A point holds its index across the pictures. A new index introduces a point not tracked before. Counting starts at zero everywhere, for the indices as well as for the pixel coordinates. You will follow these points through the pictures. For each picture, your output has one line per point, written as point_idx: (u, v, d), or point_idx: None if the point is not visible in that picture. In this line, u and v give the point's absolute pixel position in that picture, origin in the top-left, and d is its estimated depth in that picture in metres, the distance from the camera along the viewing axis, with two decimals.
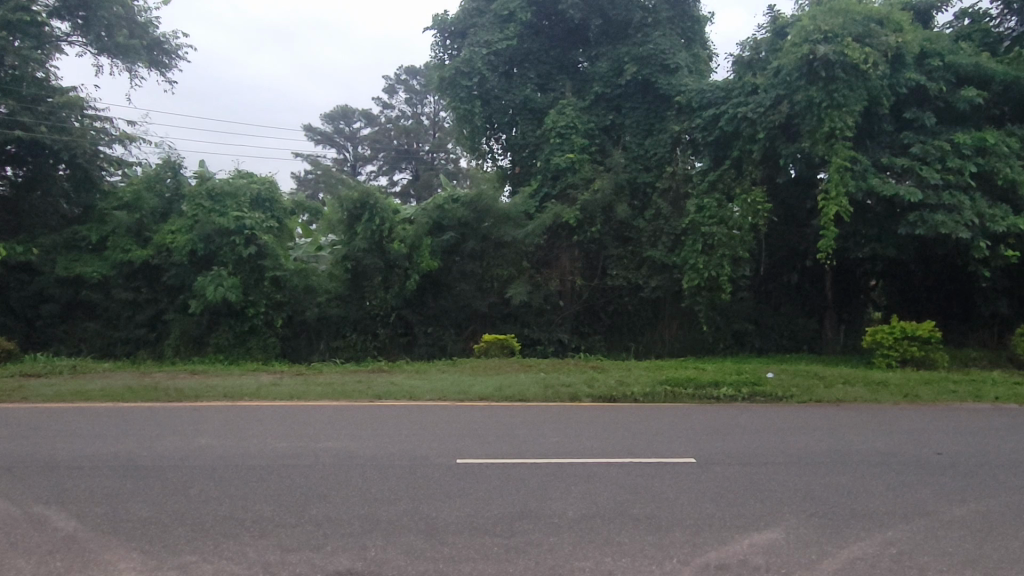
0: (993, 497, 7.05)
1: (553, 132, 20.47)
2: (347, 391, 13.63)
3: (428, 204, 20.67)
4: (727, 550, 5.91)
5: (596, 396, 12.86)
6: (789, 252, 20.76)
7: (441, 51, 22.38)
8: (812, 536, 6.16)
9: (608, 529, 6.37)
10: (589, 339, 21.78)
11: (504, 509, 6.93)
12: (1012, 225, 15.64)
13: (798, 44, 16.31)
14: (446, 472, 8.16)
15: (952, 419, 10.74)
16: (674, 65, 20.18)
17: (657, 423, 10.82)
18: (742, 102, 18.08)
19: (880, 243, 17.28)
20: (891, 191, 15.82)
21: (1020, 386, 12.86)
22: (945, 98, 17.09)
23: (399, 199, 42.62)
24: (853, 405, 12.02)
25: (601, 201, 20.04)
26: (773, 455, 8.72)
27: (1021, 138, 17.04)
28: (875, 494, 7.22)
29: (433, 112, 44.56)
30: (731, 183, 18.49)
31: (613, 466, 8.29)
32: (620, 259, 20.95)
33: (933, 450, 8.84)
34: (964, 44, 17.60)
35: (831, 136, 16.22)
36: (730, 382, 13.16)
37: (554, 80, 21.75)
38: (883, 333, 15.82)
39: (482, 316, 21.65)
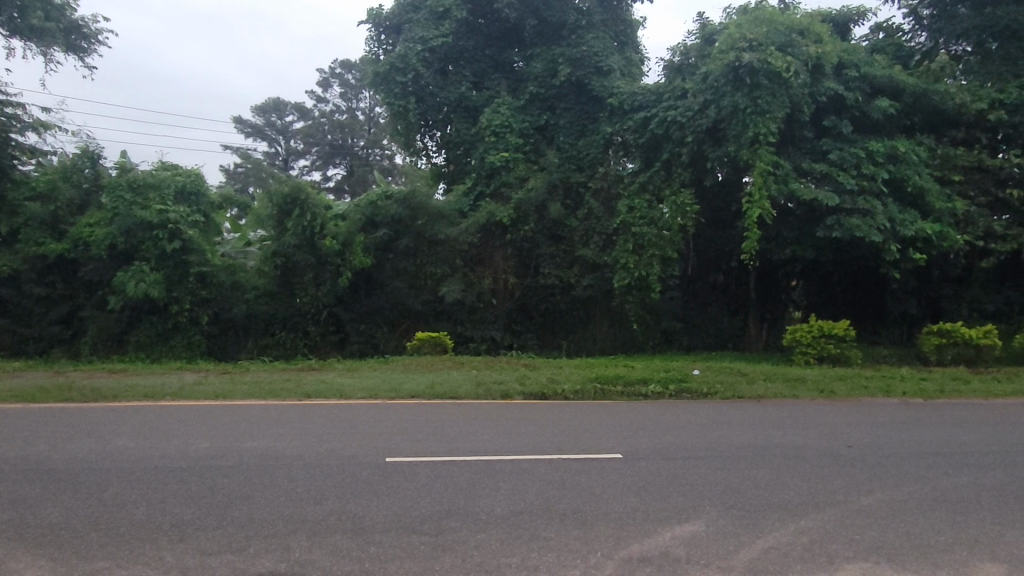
0: (896, 487, 7.46)
1: (487, 131, 20.51)
2: (274, 389, 13.35)
3: (361, 200, 20.43)
4: (649, 543, 6.06)
5: (528, 394, 12.98)
6: (716, 253, 21.40)
7: (375, 46, 22.13)
8: (731, 528, 6.38)
9: (535, 525, 6.44)
10: (521, 336, 21.94)
11: (432, 507, 6.92)
12: (921, 229, 16.53)
13: (725, 51, 16.85)
14: (373, 471, 8.10)
15: (865, 414, 11.28)
16: (607, 68, 20.46)
17: (585, 419, 10.99)
18: (672, 106, 18.49)
19: (800, 245, 17.98)
20: (809, 195, 16.50)
21: (925, 381, 13.62)
22: (861, 108, 17.92)
23: (332, 194, 41.93)
24: (773, 401, 12.51)
25: (534, 201, 20.21)
26: (696, 450, 8.99)
27: (928, 147, 18.16)
28: (790, 486, 7.53)
29: (368, 107, 43.94)
30: (660, 184, 18.91)
31: (540, 462, 8.39)
32: (553, 258, 21.13)
33: (845, 443, 9.27)
34: (878, 57, 18.51)
35: (755, 141, 16.76)
36: (658, 379, 13.48)
37: (489, 78, 21.80)
38: (802, 332, 16.50)
39: (415, 314, 21.51)
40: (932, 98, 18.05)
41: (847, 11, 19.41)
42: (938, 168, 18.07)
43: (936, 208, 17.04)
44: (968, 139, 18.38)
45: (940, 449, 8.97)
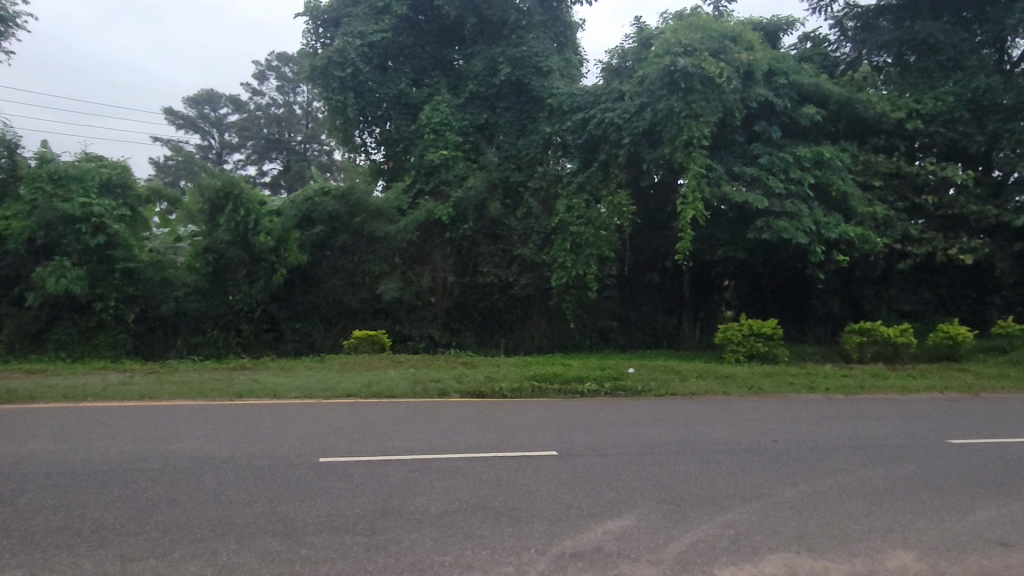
0: (817, 479, 7.78)
1: (427, 128, 20.41)
2: (204, 389, 12.98)
3: (296, 196, 20.04)
4: (582, 538, 6.16)
5: (465, 392, 12.98)
6: (651, 253, 21.82)
7: (312, 39, 21.74)
8: (661, 522, 6.53)
9: (469, 523, 6.46)
10: (460, 334, 21.86)
11: (367, 507, 6.86)
12: (844, 232, 17.23)
13: (661, 55, 17.19)
14: (306, 472, 7.95)
15: (790, 409, 11.68)
16: (546, 68, 20.55)
17: (522, 417, 11.06)
18: (610, 107, 18.77)
19: (732, 246, 18.50)
20: (741, 198, 16.98)
21: (847, 378, 14.21)
22: (789, 114, 18.54)
23: (268, 188, 41.00)
24: (704, 397, 12.84)
25: (473, 199, 20.21)
26: (629, 446, 9.17)
27: (852, 153, 18.84)
28: (718, 480, 7.75)
29: (306, 101, 43.03)
30: (598, 185, 19.18)
31: (477, 460, 8.40)
32: (492, 256, 21.15)
33: (771, 438, 9.59)
34: (806, 65, 19.19)
35: (689, 144, 17.15)
36: (594, 377, 13.67)
37: (429, 75, 21.69)
38: (733, 330, 17.01)
39: (352, 312, 21.24)
40: (855, 106, 18.83)
41: (777, 20, 20.04)
42: (860, 174, 18.80)
43: (859, 212, 17.80)
44: (887, 147, 19.49)
45: (858, 442, 9.40)
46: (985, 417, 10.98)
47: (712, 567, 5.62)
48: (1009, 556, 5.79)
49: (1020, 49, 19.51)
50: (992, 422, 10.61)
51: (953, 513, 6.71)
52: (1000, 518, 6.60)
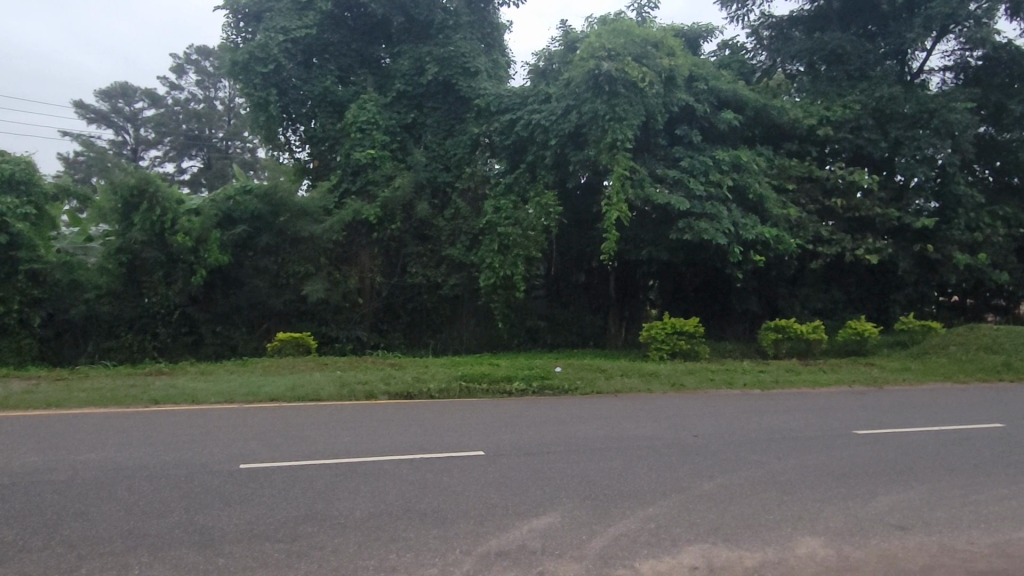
0: (734, 471, 8.07)
1: (353, 126, 20.12)
2: (118, 396, 12.45)
3: (216, 195, 19.41)
4: (507, 537, 6.20)
5: (393, 393, 12.87)
6: (578, 254, 22.16)
7: (233, 33, 21.12)
8: (584, 518, 6.64)
9: (394, 526, 6.41)
10: (388, 335, 21.65)
11: (289, 513, 6.73)
12: (760, 233, 17.88)
13: (586, 58, 17.50)
14: (224, 479, 7.72)
15: (710, 405, 12.07)
16: (474, 69, 20.57)
17: (449, 418, 11.04)
18: (537, 109, 18.94)
19: (655, 247, 18.95)
20: (663, 199, 17.41)
21: (764, 374, 14.76)
22: (709, 119, 19.12)
23: (187, 187, 39.56)
24: (628, 395, 13.11)
25: (401, 200, 20.04)
26: (555, 444, 9.28)
27: (767, 157, 19.58)
28: (639, 475, 7.94)
29: (228, 97, 41.69)
30: (525, 186, 19.32)
31: (402, 463, 8.34)
32: (420, 257, 21.00)
33: (692, 433, 9.89)
34: (724, 72, 19.81)
35: (613, 147, 17.49)
36: (522, 376, 13.78)
37: (355, 73, 21.40)
38: (657, 329, 17.43)
39: (277, 313, 20.74)
40: (770, 112, 19.58)
41: (697, 27, 20.66)
42: (775, 177, 19.51)
43: (774, 214, 18.53)
44: (800, 152, 20.34)
45: (773, 435, 9.80)
46: (887, 408, 11.63)
47: (633, 560, 5.76)
48: (907, 539, 6.15)
49: (919, 61, 20.86)
50: (893, 413, 11.26)
51: (857, 500, 7.08)
52: (901, 503, 7.00)
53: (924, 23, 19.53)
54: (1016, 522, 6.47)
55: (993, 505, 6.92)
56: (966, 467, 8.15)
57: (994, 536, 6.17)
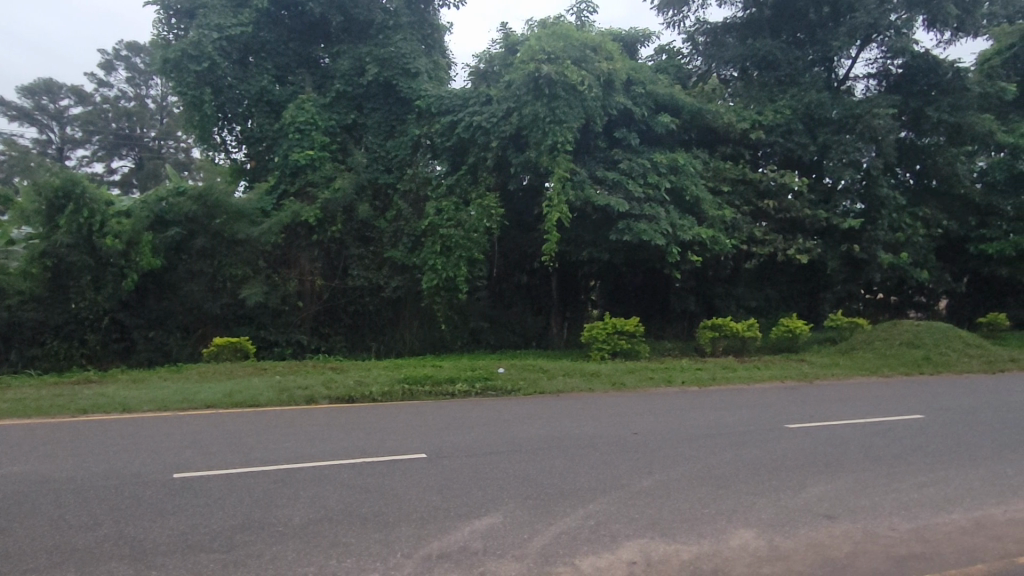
0: (672, 467, 8.27)
1: (291, 127, 19.77)
2: (42, 406, 11.94)
3: (148, 196, 18.82)
4: (449, 538, 6.21)
5: (334, 397, 12.71)
6: (520, 255, 22.29)
7: (164, 29, 20.50)
8: (525, 518, 6.71)
9: (334, 532, 6.34)
10: (329, 338, 21.36)
11: (225, 521, 6.59)
12: (697, 234, 18.31)
13: (526, 61, 17.63)
14: (157, 490, 7.49)
15: (650, 403, 12.32)
16: (415, 70, 20.46)
17: (390, 421, 10.98)
18: (478, 111, 18.98)
19: (596, 248, 19.22)
20: (603, 201, 17.65)
21: (702, 371, 15.13)
22: (647, 122, 19.48)
23: (118, 188, 38.19)
24: (570, 395, 13.26)
25: (341, 201, 19.80)
26: (497, 445, 9.33)
27: (703, 160, 20.06)
28: (580, 473, 8.06)
29: (160, 95, 40.40)
30: (467, 187, 19.33)
31: (343, 467, 8.25)
32: (361, 259, 20.78)
33: (631, 431, 10.09)
34: (661, 76, 20.22)
35: (554, 149, 17.65)
36: (465, 378, 13.78)
37: (293, 73, 21.06)
38: (598, 329, 17.69)
39: (213, 318, 20.22)
40: (705, 116, 20.08)
41: (634, 32, 21.05)
42: (711, 180, 20.01)
43: (710, 215, 19.01)
44: (734, 155, 20.92)
45: (709, 430, 10.07)
46: (816, 402, 12.08)
47: (573, 557, 5.84)
48: (833, 527, 6.41)
49: (845, 68, 21.70)
50: (821, 407, 11.71)
51: (788, 492, 7.35)
52: (828, 493, 7.30)
53: (849, 32, 20.33)
54: (934, 507, 6.82)
55: (913, 492, 7.28)
56: (889, 457, 8.54)
57: (914, 522, 6.48)
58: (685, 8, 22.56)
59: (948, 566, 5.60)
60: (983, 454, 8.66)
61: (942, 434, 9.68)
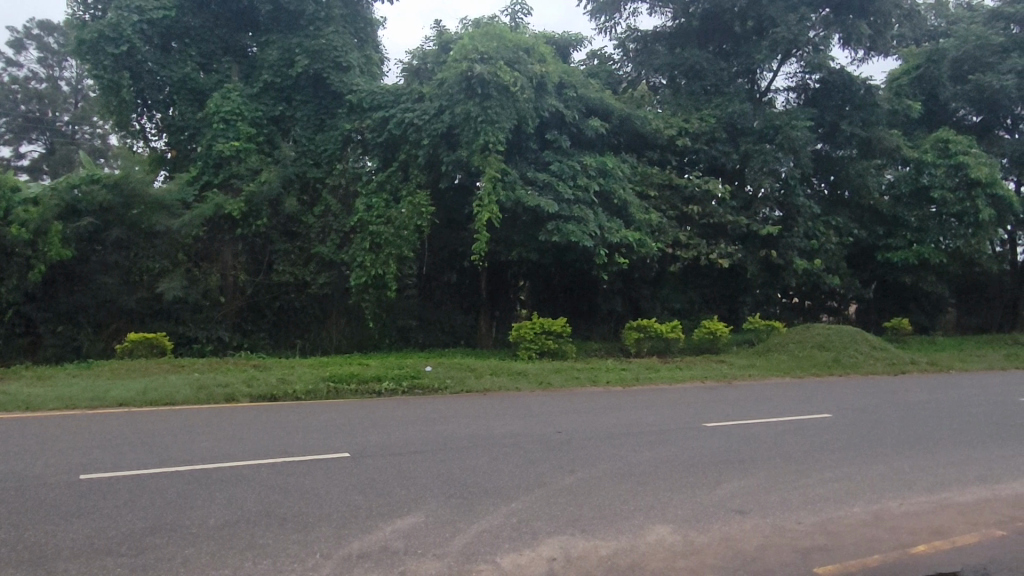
0: (594, 465, 8.42)
1: (215, 116, 19.18)
2: None
3: (59, 183, 17.76)
4: (370, 538, 6.16)
5: (255, 396, 12.38)
6: (450, 254, 22.23)
7: (80, 8, 19.48)
8: (447, 516, 6.72)
9: (251, 533, 6.20)
10: (252, 336, 20.83)
11: (135, 524, 6.35)
12: (624, 237, 18.63)
13: (459, 60, 17.60)
14: (61, 491, 7.16)
15: (575, 402, 12.50)
16: (346, 64, 20.16)
17: (313, 420, 10.77)
18: (409, 108, 18.87)
19: (525, 248, 19.36)
20: (533, 202, 17.77)
21: (626, 371, 15.48)
22: (577, 126, 19.72)
23: (26, 173, 36.15)
24: (497, 394, 13.33)
25: (267, 194, 19.30)
26: (422, 443, 9.31)
27: (631, 165, 20.46)
28: (503, 472, 8.11)
29: (75, 77, 38.41)
30: (398, 184, 19.12)
31: (262, 467, 8.06)
32: (287, 254, 20.37)
33: (556, 429, 10.22)
34: (592, 80, 20.50)
35: (485, 148, 17.67)
36: (391, 376, 13.66)
37: (218, 61, 20.42)
38: (526, 328, 17.85)
39: (127, 312, 19.55)
40: (634, 122, 20.50)
41: (567, 36, 21.31)
42: (639, 184, 20.43)
43: (637, 218, 19.39)
44: (661, 161, 21.48)
45: (629, 429, 10.32)
46: (732, 402, 12.52)
47: (494, 555, 5.89)
48: (743, 522, 6.67)
49: (766, 81, 22.51)
50: (737, 406, 12.15)
51: (703, 488, 7.60)
52: (741, 489, 7.59)
53: (771, 46, 21.13)
54: (837, 501, 7.19)
55: (819, 487, 7.65)
56: (799, 454, 8.95)
57: (818, 516, 6.81)
58: (617, 14, 22.96)
59: (849, 556, 5.91)
60: (883, 450, 9.17)
61: (846, 432, 10.21)
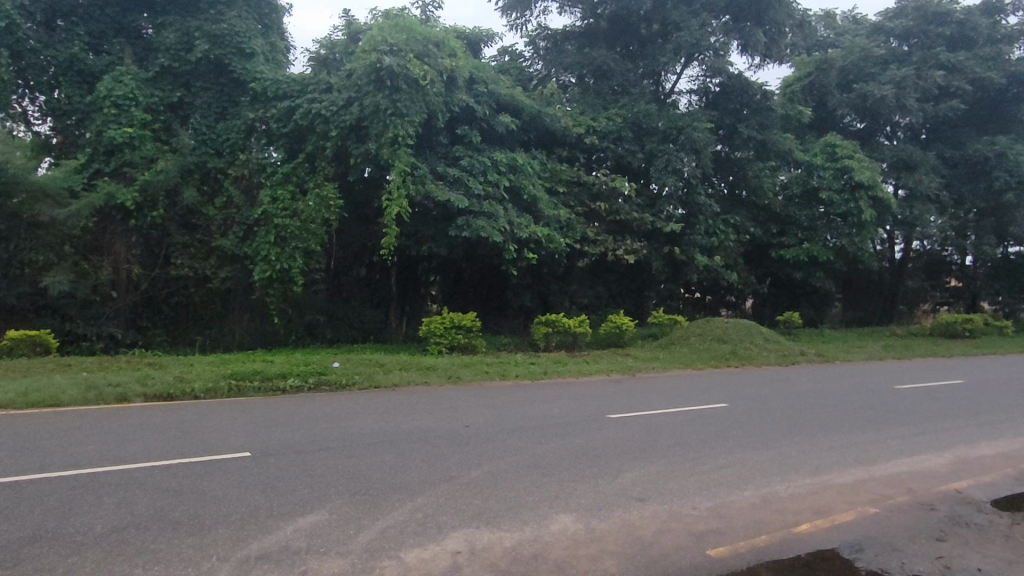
0: (500, 458, 8.51)
1: (106, 101, 18.20)
2: None
3: None
4: (269, 539, 6.00)
5: (150, 396, 11.81)
6: (359, 248, 21.90)
7: None
8: (350, 513, 6.64)
9: (142, 539, 5.93)
10: (148, 333, 20.15)
11: (12, 534, 5.96)
12: (533, 233, 18.80)
13: (368, 51, 17.35)
14: None
15: (482, 396, 12.60)
16: (249, 50, 19.42)
17: (212, 419, 10.35)
18: (317, 98, 18.37)
19: (436, 243, 19.26)
20: (443, 197, 17.71)
21: (534, 365, 15.70)
22: (488, 121, 19.73)
23: None
24: (405, 388, 13.28)
25: (164, 184, 18.42)
26: (327, 441, 9.13)
27: (541, 161, 20.69)
28: (409, 467, 8.07)
29: None
30: (304, 176, 18.61)
31: (155, 470, 7.70)
32: (186, 247, 19.54)
33: (464, 424, 10.25)
34: (503, 77, 20.56)
35: (394, 142, 17.42)
36: (296, 373, 13.33)
37: (109, 42, 19.41)
38: (436, 323, 17.79)
39: (7, 309, 18.43)
40: (544, 119, 20.74)
41: (478, 31, 21.33)
42: (548, 180, 20.71)
43: (547, 215, 19.60)
44: (570, 157, 21.89)
45: (537, 421, 10.48)
46: (635, 394, 12.92)
47: (399, 551, 5.86)
48: (642, 509, 6.91)
49: (670, 83, 23.32)
50: (640, 398, 12.55)
51: (606, 477, 7.83)
52: (641, 477, 7.86)
53: (674, 50, 21.91)
54: (729, 486, 7.56)
55: (714, 473, 8.02)
56: (696, 442, 9.34)
57: (712, 500, 7.14)
58: (528, 12, 23.17)
59: (738, 538, 6.23)
60: (772, 437, 9.68)
61: (740, 420, 10.72)
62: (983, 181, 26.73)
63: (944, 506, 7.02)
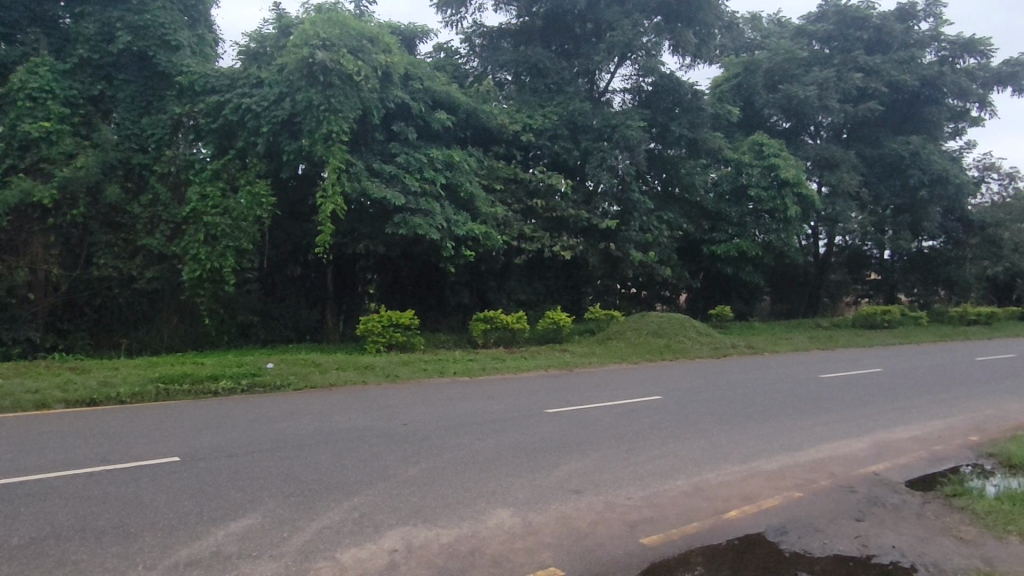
0: (437, 455, 8.49)
1: (19, 93, 17.33)
2: None
3: None
4: (199, 544, 5.85)
5: (71, 402, 11.32)
6: (293, 246, 21.46)
7: None
8: (285, 515, 6.53)
9: (63, 549, 5.70)
10: (69, 337, 19.22)
11: None
12: (471, 230, 18.80)
13: (300, 45, 16.95)
14: None
15: (420, 394, 12.53)
16: (174, 43, 18.79)
17: (139, 424, 9.99)
18: (247, 94, 17.88)
19: (372, 240, 19.04)
20: (379, 194, 17.53)
21: (473, 362, 15.71)
22: (423, 118, 19.60)
23: None
24: (342, 388, 13.10)
25: (85, 180, 17.67)
26: (261, 443, 8.95)
27: (478, 158, 20.67)
28: (345, 467, 7.98)
29: None
30: (235, 173, 18.14)
31: (77, 479, 7.39)
32: (109, 247, 18.75)
33: (401, 422, 10.19)
34: (438, 73, 20.46)
35: (328, 138, 17.14)
36: (228, 374, 13.00)
37: (22, 31, 18.49)
38: (373, 322, 17.60)
39: None
40: (480, 116, 20.72)
41: (413, 27, 21.20)
42: (485, 177, 20.72)
43: (484, 212, 19.65)
44: (506, 155, 21.96)
45: (475, 418, 10.49)
46: (572, 388, 13.08)
47: (334, 552, 5.79)
48: (579, 501, 7.02)
49: (604, 82, 23.69)
50: (577, 392, 12.72)
51: (543, 471, 7.92)
52: (578, 470, 7.97)
53: (608, 49, 22.29)
54: (662, 476, 7.74)
55: (647, 464, 8.21)
56: (631, 434, 9.52)
57: (646, 490, 7.30)
58: (463, 9, 23.12)
59: (671, 526, 6.39)
60: (703, 427, 9.96)
61: (674, 412, 10.98)
62: (899, 179, 28.05)
63: (863, 488, 7.36)
